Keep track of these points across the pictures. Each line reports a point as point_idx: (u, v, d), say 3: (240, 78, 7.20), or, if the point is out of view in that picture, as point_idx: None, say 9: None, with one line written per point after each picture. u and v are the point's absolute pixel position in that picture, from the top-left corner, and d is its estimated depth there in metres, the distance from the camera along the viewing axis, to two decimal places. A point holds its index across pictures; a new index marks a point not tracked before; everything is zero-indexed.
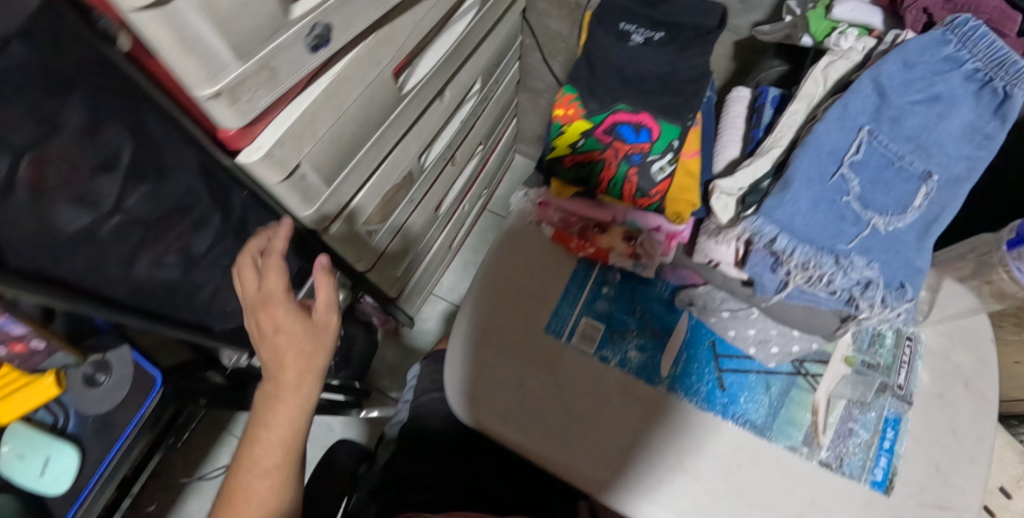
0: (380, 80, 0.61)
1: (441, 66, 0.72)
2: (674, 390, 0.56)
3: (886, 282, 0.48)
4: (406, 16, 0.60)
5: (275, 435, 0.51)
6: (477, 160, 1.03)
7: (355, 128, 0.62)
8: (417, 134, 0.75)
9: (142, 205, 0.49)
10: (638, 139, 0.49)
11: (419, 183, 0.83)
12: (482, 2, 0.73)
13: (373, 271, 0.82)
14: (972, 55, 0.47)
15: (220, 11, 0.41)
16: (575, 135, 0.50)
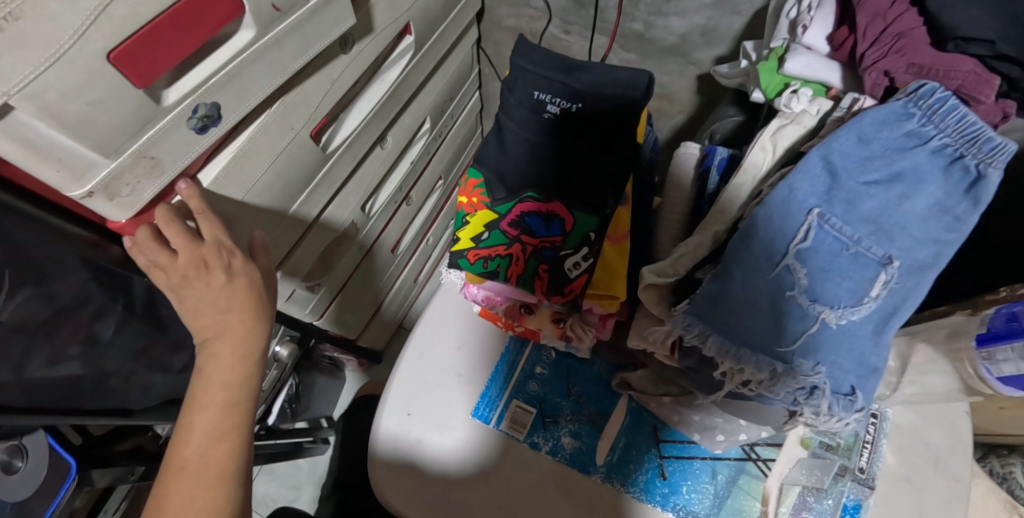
0: (297, 145, 0.56)
1: (376, 115, 0.66)
2: (610, 481, 0.52)
3: (834, 387, 0.42)
4: (320, 75, 0.54)
5: (206, 490, 0.42)
6: (440, 192, 0.98)
7: (272, 199, 0.57)
8: (357, 185, 0.70)
9: (22, 311, 0.44)
10: (548, 230, 0.43)
11: (366, 230, 0.78)
12: (417, 44, 0.67)
13: (322, 321, 0.78)
14: (939, 131, 0.41)
15: (68, 118, 0.37)
16: (478, 228, 0.44)
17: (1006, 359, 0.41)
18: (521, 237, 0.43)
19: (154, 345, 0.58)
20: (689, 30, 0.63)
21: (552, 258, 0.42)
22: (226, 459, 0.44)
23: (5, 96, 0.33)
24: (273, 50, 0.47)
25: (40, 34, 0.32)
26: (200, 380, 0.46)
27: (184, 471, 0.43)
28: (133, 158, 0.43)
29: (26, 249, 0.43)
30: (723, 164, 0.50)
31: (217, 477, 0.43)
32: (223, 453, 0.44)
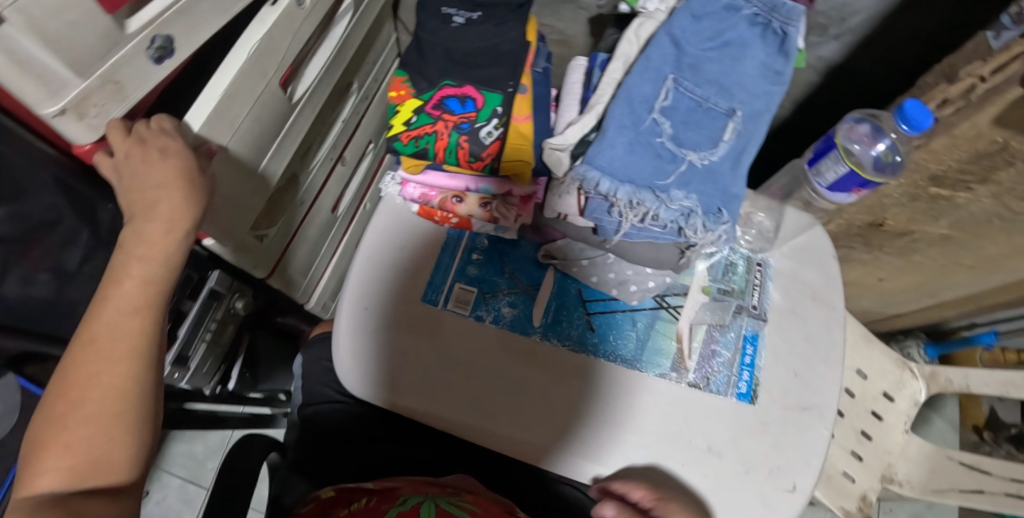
0: (268, 92, 0.60)
1: (324, 72, 0.74)
2: (548, 339, 0.61)
3: (705, 209, 0.53)
4: (284, 25, 0.59)
5: (108, 367, 0.43)
6: (367, 154, 1.04)
7: (246, 144, 0.60)
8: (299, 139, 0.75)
9: (2, 225, 0.49)
10: (465, 109, 0.52)
11: (305, 185, 0.83)
12: (355, 6, 0.76)
13: (272, 276, 0.83)
14: (748, 3, 0.53)
15: (47, 32, 0.44)
16: (407, 113, 0.53)
17: (828, 168, 0.53)
18: (442, 116, 0.52)
19: None
20: None
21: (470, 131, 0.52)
22: (138, 340, 0.44)
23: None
24: None
25: None
26: (123, 261, 0.45)
27: (91, 345, 0.43)
28: (100, 82, 0.51)
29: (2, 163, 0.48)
30: (601, 64, 0.62)
31: (124, 355, 0.43)
32: (134, 330, 0.44)
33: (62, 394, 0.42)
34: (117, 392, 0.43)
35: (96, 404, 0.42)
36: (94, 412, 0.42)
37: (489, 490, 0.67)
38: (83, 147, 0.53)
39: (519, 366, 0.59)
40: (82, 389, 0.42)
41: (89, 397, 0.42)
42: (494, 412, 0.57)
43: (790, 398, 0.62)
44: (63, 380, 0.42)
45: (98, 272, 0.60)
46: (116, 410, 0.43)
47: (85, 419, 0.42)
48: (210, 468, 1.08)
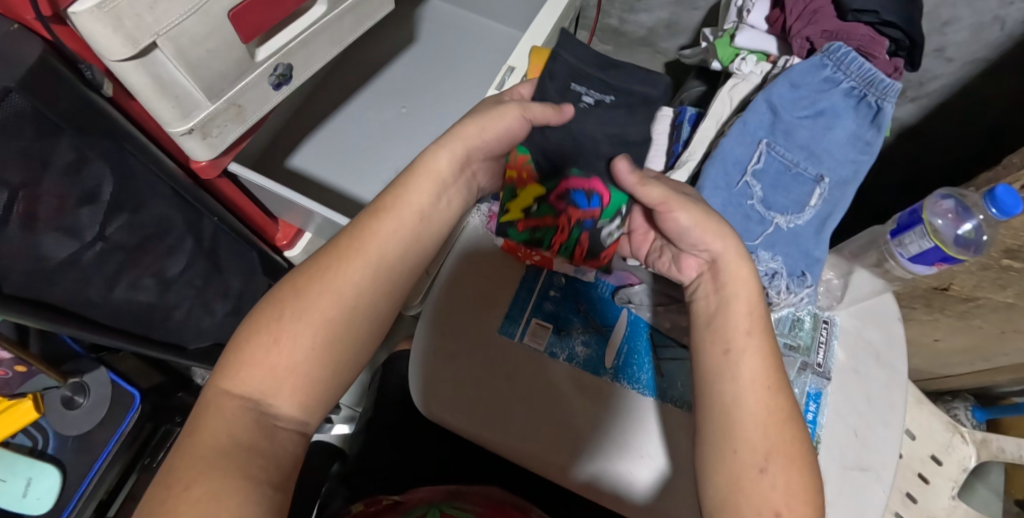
0: None
1: None
2: (617, 380, 0.62)
3: (789, 271, 0.54)
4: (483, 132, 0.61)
5: (330, 291, 0.39)
6: None
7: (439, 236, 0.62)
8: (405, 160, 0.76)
9: (122, 233, 0.52)
10: (589, 207, 0.55)
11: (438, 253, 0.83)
12: None
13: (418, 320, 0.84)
14: (847, 76, 0.55)
15: (193, 60, 0.49)
16: (525, 207, 0.58)
17: (912, 241, 0.54)
18: (566, 210, 0.56)
19: (211, 287, 0.64)
20: (655, 23, 0.82)
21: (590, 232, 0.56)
22: (363, 301, 0.40)
23: (156, 34, 0.44)
24: (334, 26, 0.59)
25: None
26: (374, 220, 0.42)
27: (301, 290, 0.39)
28: (225, 105, 0.55)
29: (130, 175, 0.51)
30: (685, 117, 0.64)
31: (342, 310, 0.39)
32: (360, 283, 0.40)
33: (284, 297, 0.39)
34: (321, 331, 0.38)
35: (297, 351, 0.37)
36: (294, 361, 0.37)
37: (506, 492, 0.65)
38: (199, 162, 0.56)
39: (581, 430, 0.59)
40: (312, 285, 0.39)
41: (299, 336, 0.37)
42: (553, 449, 0.58)
43: (850, 458, 0.62)
44: (288, 289, 0.39)
45: (193, 279, 0.62)
46: (325, 363, 0.38)
47: (298, 326, 0.38)
48: None
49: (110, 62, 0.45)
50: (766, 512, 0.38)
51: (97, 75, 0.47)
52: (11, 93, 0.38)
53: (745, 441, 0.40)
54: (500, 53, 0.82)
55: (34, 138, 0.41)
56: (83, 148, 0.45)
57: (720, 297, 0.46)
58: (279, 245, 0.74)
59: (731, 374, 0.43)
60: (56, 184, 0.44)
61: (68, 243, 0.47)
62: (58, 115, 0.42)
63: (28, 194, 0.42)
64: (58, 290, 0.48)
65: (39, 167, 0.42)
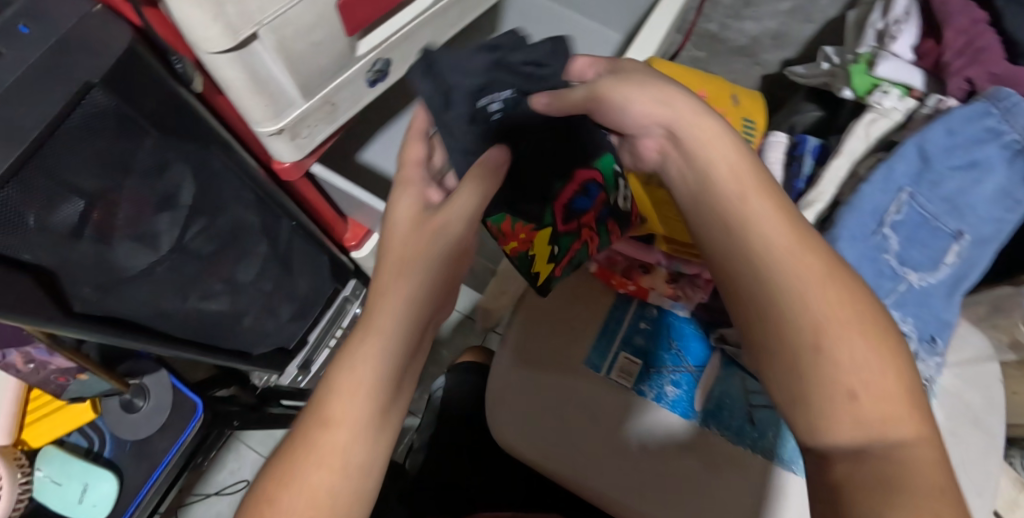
0: None
1: None
2: (707, 425, 0.58)
3: (919, 335, 0.50)
4: None
5: (310, 462, 0.32)
6: None
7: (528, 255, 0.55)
8: None
9: (198, 240, 0.47)
10: (592, 204, 0.47)
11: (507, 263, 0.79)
12: None
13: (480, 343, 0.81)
14: (1012, 127, 0.49)
15: (293, 54, 0.43)
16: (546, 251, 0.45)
17: None
18: (582, 223, 0.47)
19: (279, 292, 0.60)
20: (760, 33, 0.76)
21: (612, 213, 0.49)
22: (353, 461, 0.33)
23: (258, 24, 0.38)
24: (437, 20, 0.53)
25: None
26: (343, 354, 0.35)
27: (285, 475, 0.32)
28: (319, 104, 0.49)
29: (213, 176, 0.46)
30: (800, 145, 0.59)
31: (337, 482, 0.33)
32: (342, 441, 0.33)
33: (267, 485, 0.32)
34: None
35: None
36: None
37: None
38: (282, 163, 0.51)
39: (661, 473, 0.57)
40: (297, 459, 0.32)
41: None
42: (625, 492, 0.56)
43: None
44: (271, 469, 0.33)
45: (263, 285, 0.57)
46: None
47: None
48: None
49: (204, 55, 0.39)
50: (846, 394, 0.26)
51: (187, 69, 0.42)
52: (94, 90, 0.32)
53: (854, 374, 0.26)
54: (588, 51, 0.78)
55: (116, 138, 0.35)
56: (165, 151, 0.40)
57: (696, 170, 0.31)
58: (347, 244, 0.69)
59: (749, 197, 0.29)
60: (134, 191, 0.39)
61: (145, 253, 0.42)
62: (144, 115, 0.37)
63: (104, 200, 0.37)
64: (130, 304, 0.44)
65: (120, 172, 0.37)
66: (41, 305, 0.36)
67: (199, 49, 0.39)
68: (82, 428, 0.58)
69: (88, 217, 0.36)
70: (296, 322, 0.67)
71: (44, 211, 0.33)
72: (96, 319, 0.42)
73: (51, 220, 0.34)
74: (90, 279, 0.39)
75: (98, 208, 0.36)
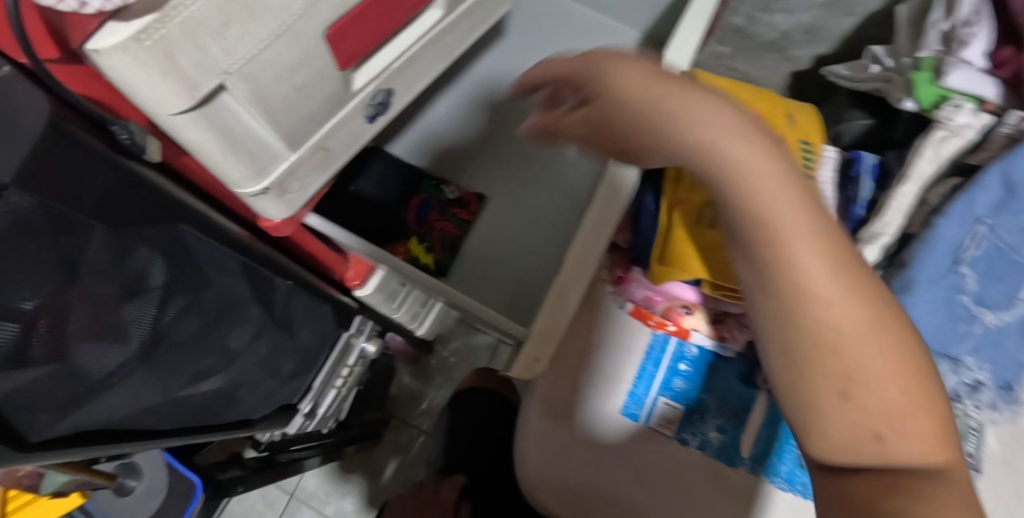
0: None
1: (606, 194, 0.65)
2: (756, 473, 0.55)
3: (995, 382, 0.46)
4: None
5: None
6: None
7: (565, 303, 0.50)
8: (500, 186, 0.64)
9: (179, 321, 0.40)
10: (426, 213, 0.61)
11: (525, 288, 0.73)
12: None
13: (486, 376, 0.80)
14: None
15: (273, 102, 0.35)
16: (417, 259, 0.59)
17: None
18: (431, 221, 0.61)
19: (279, 352, 0.54)
20: (794, 27, 0.68)
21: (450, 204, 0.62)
22: None
23: (225, 73, 0.30)
24: (446, 36, 0.46)
25: (275, 4, 0.29)
26: None
27: None
28: (310, 151, 0.41)
29: (183, 254, 0.38)
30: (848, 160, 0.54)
31: None
32: None
33: None
34: None
35: None
36: None
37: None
38: (272, 221, 0.44)
39: None
40: None
41: None
42: None
43: None
44: None
45: (261, 349, 0.51)
46: None
47: None
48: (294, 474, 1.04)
49: (160, 117, 0.31)
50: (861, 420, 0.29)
51: (136, 136, 0.32)
52: (7, 193, 0.24)
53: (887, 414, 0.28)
54: (602, 49, 0.69)
55: (61, 236, 0.28)
56: (119, 244, 0.32)
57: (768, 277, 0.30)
58: (350, 284, 0.62)
59: (819, 292, 0.29)
60: (89, 287, 0.31)
61: (116, 350, 0.35)
62: (84, 209, 0.29)
63: (54, 308, 0.29)
64: (106, 412, 0.37)
65: (71, 271, 0.29)
66: None
67: (152, 111, 0.30)
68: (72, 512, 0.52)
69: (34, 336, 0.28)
70: (299, 376, 0.60)
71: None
72: (70, 439, 0.35)
73: None
74: (54, 401, 0.32)
75: (46, 320, 0.29)
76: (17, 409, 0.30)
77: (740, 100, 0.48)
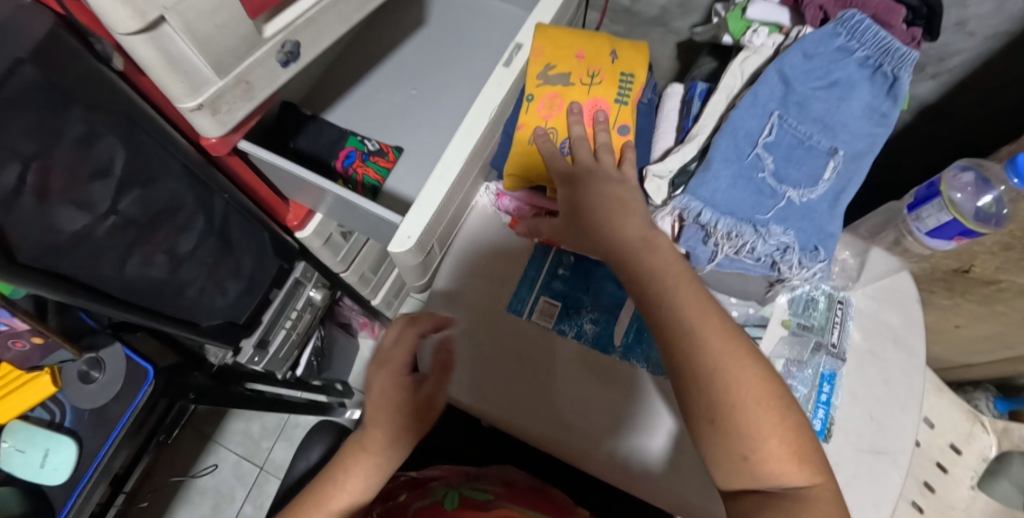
0: (467, 170, 0.60)
1: None
2: (627, 359, 0.62)
3: (801, 245, 0.54)
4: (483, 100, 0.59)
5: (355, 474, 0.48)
6: None
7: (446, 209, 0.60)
8: (415, 141, 0.77)
9: (133, 208, 0.53)
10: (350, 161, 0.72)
11: None
12: None
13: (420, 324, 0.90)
14: (861, 44, 0.53)
15: (202, 38, 0.48)
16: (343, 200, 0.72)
17: (929, 215, 0.53)
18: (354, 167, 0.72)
19: (222, 265, 0.66)
20: (668, 3, 0.80)
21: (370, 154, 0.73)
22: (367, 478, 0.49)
23: (163, 8, 0.43)
24: (341, 3, 0.58)
25: None
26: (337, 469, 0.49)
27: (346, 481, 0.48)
28: (234, 82, 0.55)
29: (141, 151, 0.52)
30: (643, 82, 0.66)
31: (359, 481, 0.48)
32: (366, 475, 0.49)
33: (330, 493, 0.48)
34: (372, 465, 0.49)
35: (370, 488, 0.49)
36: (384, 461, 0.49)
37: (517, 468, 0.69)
38: (209, 139, 0.57)
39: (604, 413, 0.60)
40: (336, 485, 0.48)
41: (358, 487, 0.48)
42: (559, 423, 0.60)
43: (864, 441, 0.61)
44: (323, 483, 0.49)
45: (204, 257, 0.63)
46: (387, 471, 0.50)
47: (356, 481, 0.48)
48: (265, 447, 1.13)
49: (120, 36, 0.44)
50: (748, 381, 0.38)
51: (107, 49, 0.47)
52: (24, 65, 0.39)
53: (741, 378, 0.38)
54: (509, 33, 0.83)
55: (47, 110, 0.42)
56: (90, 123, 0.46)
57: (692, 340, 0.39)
58: (290, 225, 0.74)
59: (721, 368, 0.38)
60: (66, 156, 0.45)
61: (82, 216, 0.49)
62: (68, 88, 0.43)
63: (40, 163, 0.43)
64: (70, 268, 0.50)
65: (50, 137, 0.43)
66: None
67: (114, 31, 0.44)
68: (44, 403, 0.63)
69: (26, 179, 0.43)
70: (245, 298, 0.73)
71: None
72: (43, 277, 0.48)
73: None
74: (32, 238, 0.45)
75: (33, 171, 0.43)
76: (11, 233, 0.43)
77: (567, 46, 0.61)
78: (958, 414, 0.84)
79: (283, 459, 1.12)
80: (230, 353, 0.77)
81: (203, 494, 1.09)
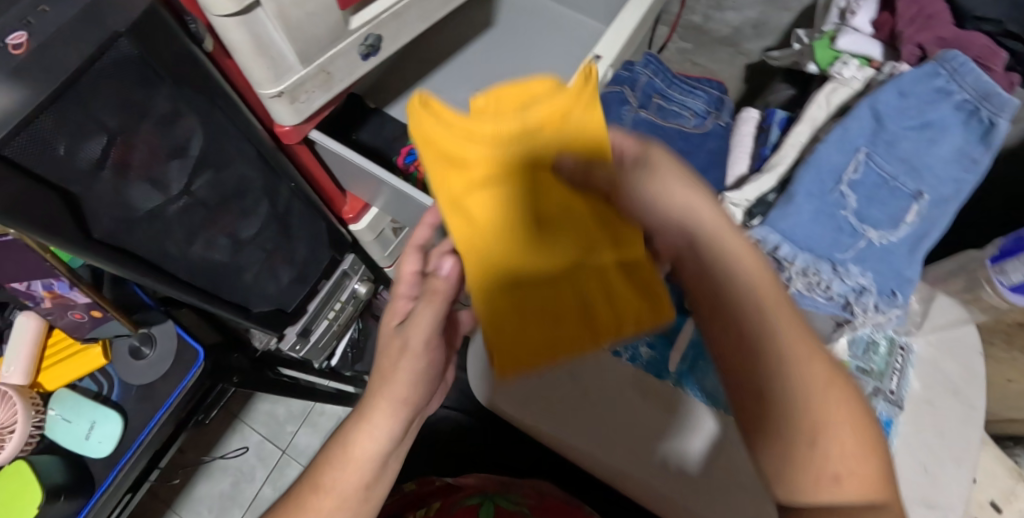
0: None
1: None
2: (680, 387, 0.61)
3: (879, 289, 0.52)
4: None
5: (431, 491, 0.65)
6: None
7: None
8: None
9: (205, 190, 0.53)
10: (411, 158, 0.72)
11: None
12: None
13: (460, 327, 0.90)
14: (960, 87, 0.52)
15: (292, 24, 0.48)
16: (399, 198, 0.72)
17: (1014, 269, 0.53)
18: (413, 166, 0.72)
19: (279, 252, 0.66)
20: None
21: None
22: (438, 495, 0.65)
23: None
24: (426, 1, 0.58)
25: None
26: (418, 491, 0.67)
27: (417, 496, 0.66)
28: (315, 71, 0.54)
29: (220, 134, 0.52)
30: (713, 101, 0.68)
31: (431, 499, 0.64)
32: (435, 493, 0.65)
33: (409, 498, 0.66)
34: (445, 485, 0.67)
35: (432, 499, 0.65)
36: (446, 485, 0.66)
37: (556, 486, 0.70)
38: (282, 127, 0.57)
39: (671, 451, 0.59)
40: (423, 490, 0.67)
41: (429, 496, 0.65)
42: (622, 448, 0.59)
43: (918, 493, 0.59)
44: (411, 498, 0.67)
45: (263, 243, 0.63)
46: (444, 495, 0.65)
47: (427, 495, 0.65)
48: (288, 431, 1.13)
49: (213, 16, 0.44)
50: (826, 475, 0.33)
51: (200, 29, 0.47)
52: (120, 38, 0.37)
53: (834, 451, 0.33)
54: (577, 41, 0.83)
55: (136, 87, 0.42)
56: (176, 102, 0.46)
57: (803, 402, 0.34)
58: (345, 217, 0.74)
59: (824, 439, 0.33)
60: (150, 134, 0.45)
61: (156, 194, 0.49)
62: (160, 64, 0.42)
63: (123, 139, 0.43)
64: (141, 242, 0.50)
65: (137, 116, 0.43)
66: (66, 225, 0.42)
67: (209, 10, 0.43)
68: (94, 374, 0.63)
69: (109, 152, 0.42)
70: (295, 287, 0.73)
71: (72, 141, 0.39)
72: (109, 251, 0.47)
73: (79, 151, 0.40)
74: (107, 211, 0.45)
75: (116, 147, 0.43)
76: (86, 201, 0.43)
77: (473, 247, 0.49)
78: (999, 470, 0.82)
79: (305, 445, 1.12)
80: (274, 339, 0.77)
81: (228, 470, 1.09)
